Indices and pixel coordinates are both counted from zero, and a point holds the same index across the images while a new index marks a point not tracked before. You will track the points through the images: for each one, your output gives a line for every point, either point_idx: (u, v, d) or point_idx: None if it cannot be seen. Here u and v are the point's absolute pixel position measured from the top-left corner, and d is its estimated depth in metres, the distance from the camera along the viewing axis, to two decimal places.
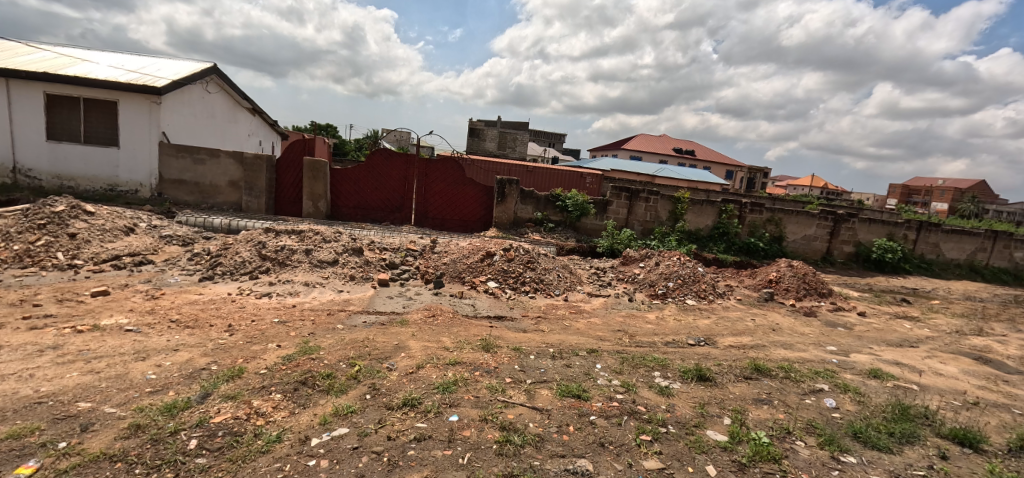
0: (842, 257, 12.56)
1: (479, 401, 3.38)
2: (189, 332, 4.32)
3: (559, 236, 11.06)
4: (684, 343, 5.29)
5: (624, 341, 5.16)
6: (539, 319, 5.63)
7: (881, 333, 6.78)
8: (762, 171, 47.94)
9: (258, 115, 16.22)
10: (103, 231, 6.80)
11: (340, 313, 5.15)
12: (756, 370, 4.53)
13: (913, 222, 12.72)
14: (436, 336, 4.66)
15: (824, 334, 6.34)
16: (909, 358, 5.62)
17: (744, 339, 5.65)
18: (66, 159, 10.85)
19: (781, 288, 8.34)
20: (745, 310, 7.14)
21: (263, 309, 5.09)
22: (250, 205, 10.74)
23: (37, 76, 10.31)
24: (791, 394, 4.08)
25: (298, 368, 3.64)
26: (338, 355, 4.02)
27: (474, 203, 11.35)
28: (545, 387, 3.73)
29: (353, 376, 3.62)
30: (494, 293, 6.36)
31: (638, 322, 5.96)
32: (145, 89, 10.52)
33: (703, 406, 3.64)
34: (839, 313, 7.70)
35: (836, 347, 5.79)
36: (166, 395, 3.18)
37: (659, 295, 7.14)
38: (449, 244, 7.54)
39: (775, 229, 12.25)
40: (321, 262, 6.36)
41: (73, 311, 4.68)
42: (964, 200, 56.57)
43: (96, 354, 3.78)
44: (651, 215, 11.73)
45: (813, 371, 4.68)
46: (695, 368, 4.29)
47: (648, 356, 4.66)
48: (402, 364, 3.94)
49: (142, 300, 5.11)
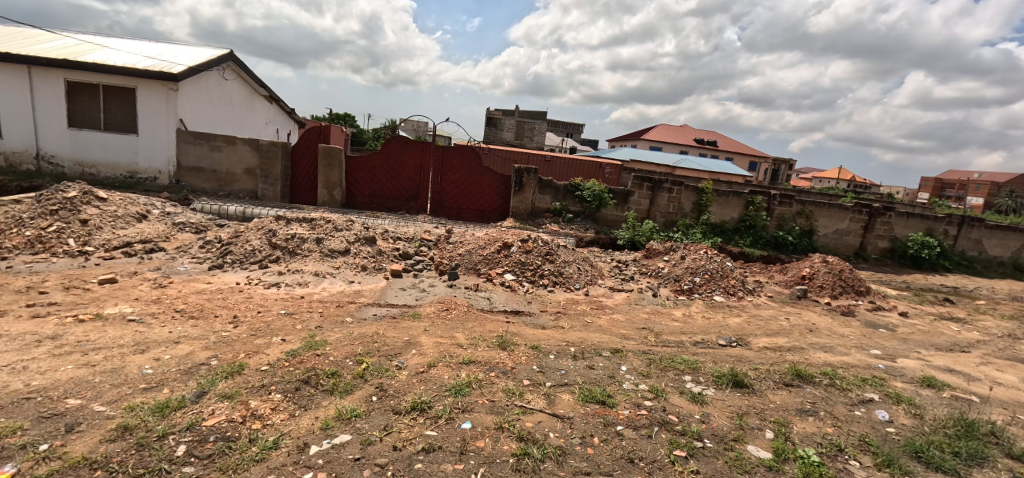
0: (877, 252, 11.95)
1: (494, 406, 3.12)
2: (192, 323, 4.12)
3: (579, 227, 10.68)
4: (714, 344, 4.94)
5: (650, 339, 4.83)
6: (559, 315, 5.31)
7: (927, 336, 6.30)
8: (787, 162, 46.47)
9: (275, 102, 16.09)
10: (115, 218, 6.67)
11: (350, 305, 4.92)
12: (796, 376, 4.18)
13: (955, 217, 12.04)
14: (450, 331, 4.39)
15: (866, 336, 5.92)
16: (962, 365, 5.20)
17: (780, 340, 5.28)
18: (86, 145, 10.88)
19: (816, 285, 7.88)
20: (778, 308, 6.71)
21: (271, 299, 4.88)
22: (266, 193, 10.65)
23: (57, 63, 10.31)
24: (838, 405, 3.78)
25: (302, 365, 3.42)
26: (345, 351, 3.78)
27: (490, 192, 11.03)
28: (566, 391, 3.45)
29: (360, 375, 3.40)
30: (511, 287, 6.06)
31: (664, 319, 5.61)
32: (161, 76, 10.45)
33: (742, 418, 3.33)
34: (879, 314, 7.21)
35: (881, 351, 5.39)
36: (160, 392, 2.96)
37: (685, 291, 6.76)
38: (465, 234, 7.29)
39: (806, 222, 11.67)
40: (332, 251, 6.15)
41: (78, 300, 4.52)
42: (1001, 195, 54.19)
43: (96, 345, 3.59)
44: (674, 206, 11.28)
45: (859, 377, 4.36)
46: (730, 373, 3.95)
47: (677, 358, 4.32)
48: (413, 362, 3.69)
49: (148, 289, 4.95)
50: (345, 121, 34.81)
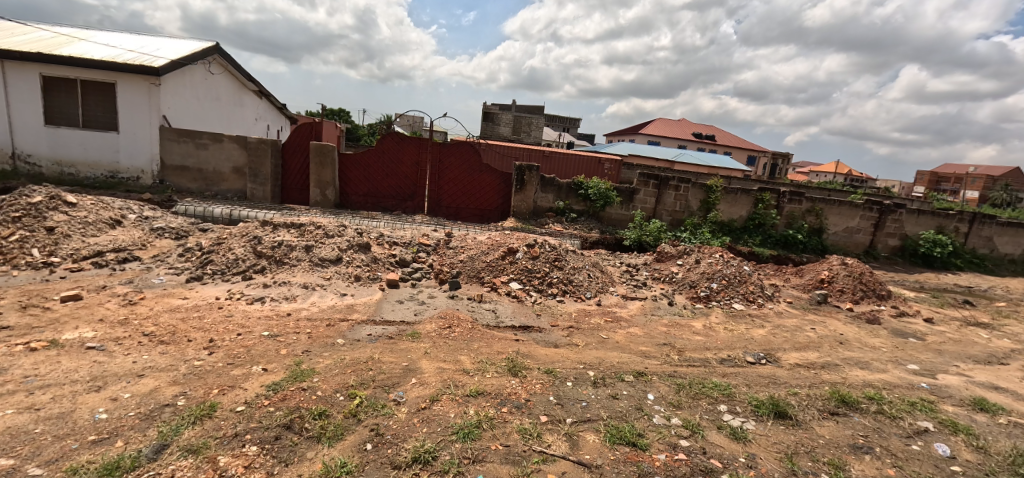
0: (887, 251, 11.57)
1: (509, 454, 2.70)
2: (161, 350, 3.64)
3: (583, 227, 10.21)
4: (743, 361, 4.51)
5: (673, 358, 4.38)
6: (571, 330, 4.84)
7: (960, 346, 5.88)
8: (785, 156, 45.26)
9: (265, 98, 15.50)
10: (86, 224, 6.14)
11: (342, 324, 4.43)
12: (841, 401, 3.74)
13: (966, 214, 11.67)
14: (454, 354, 3.92)
15: (899, 348, 5.49)
16: (1006, 380, 4.80)
17: (810, 355, 4.85)
18: (64, 144, 10.30)
19: (835, 290, 7.45)
20: (801, 317, 6.27)
21: (253, 318, 4.39)
22: (255, 193, 10.10)
23: (30, 57, 9.71)
24: (893, 438, 3.33)
25: (285, 404, 2.95)
26: (335, 383, 3.30)
27: (491, 190, 10.54)
28: (590, 430, 3.01)
29: (353, 414, 2.94)
30: (518, 297, 5.61)
31: (684, 333, 5.16)
32: (142, 70, 9.87)
33: (793, 460, 2.91)
34: (904, 321, 6.77)
35: (919, 365, 4.96)
36: (112, 447, 2.51)
37: (702, 298, 6.33)
38: (466, 239, 6.81)
39: (816, 220, 11.24)
40: (323, 260, 5.66)
41: (34, 322, 4.02)
42: (996, 187, 54.08)
43: (44, 382, 3.10)
44: (681, 205, 10.85)
45: (906, 401, 3.92)
46: (770, 402, 3.51)
47: (707, 382, 3.86)
48: (413, 396, 3.22)
49: (116, 307, 4.45)
50: (341, 118, 34.03)
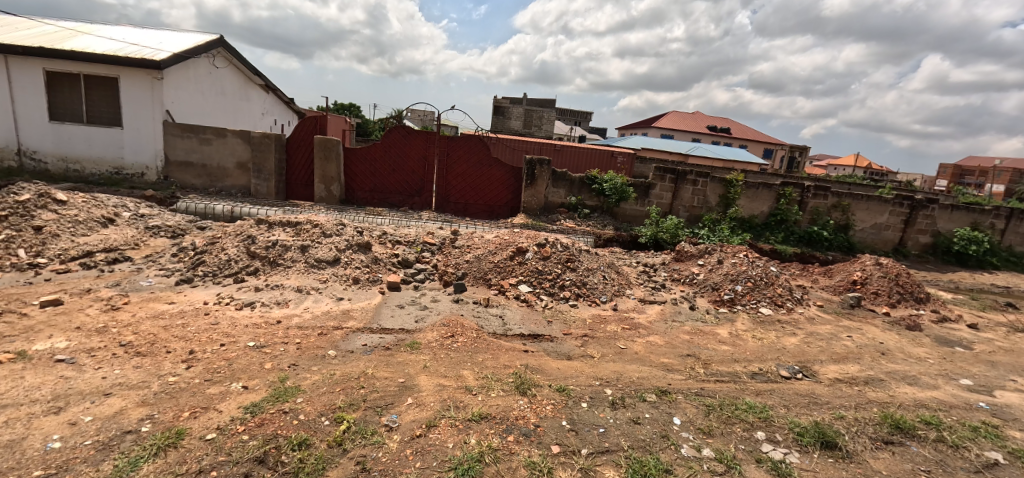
0: (917, 248, 10.94)
1: None
2: (135, 364, 3.32)
3: (596, 224, 9.79)
4: (776, 376, 4.07)
5: (698, 372, 3.97)
6: (585, 340, 4.43)
7: (1013, 356, 5.34)
8: (802, 150, 43.66)
9: (272, 91, 15.21)
10: (76, 223, 5.87)
11: (335, 333, 4.07)
12: (894, 427, 3.28)
13: (1004, 210, 10.96)
14: (456, 369, 3.55)
15: (947, 359, 4.98)
16: None
17: (850, 369, 4.39)
18: (67, 140, 10.11)
19: (869, 292, 6.93)
20: (835, 323, 5.78)
21: (240, 326, 4.05)
22: (259, 189, 9.82)
23: (31, 50, 9.49)
24: (960, 475, 2.88)
25: (261, 432, 2.61)
26: (320, 404, 2.93)
27: (500, 185, 10.13)
28: (609, 464, 2.62)
29: (338, 443, 2.58)
30: (528, 301, 5.22)
31: (708, 342, 4.72)
32: (144, 63, 9.60)
33: None
34: (947, 327, 6.22)
35: (973, 380, 4.45)
36: None
37: (726, 302, 5.87)
38: (472, 237, 6.42)
39: (842, 216, 10.64)
40: (319, 261, 5.31)
41: (7, 330, 3.73)
42: None
43: (2, 401, 2.80)
44: (699, 200, 10.33)
45: (967, 425, 3.44)
46: (815, 429, 3.08)
47: (739, 402, 3.43)
48: (407, 420, 2.85)
49: (97, 313, 4.15)
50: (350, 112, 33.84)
